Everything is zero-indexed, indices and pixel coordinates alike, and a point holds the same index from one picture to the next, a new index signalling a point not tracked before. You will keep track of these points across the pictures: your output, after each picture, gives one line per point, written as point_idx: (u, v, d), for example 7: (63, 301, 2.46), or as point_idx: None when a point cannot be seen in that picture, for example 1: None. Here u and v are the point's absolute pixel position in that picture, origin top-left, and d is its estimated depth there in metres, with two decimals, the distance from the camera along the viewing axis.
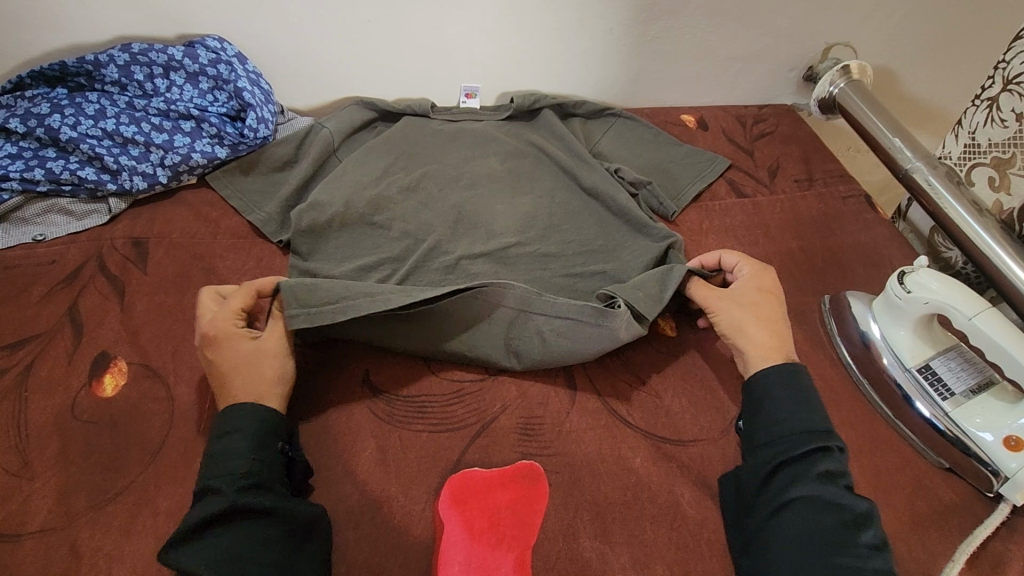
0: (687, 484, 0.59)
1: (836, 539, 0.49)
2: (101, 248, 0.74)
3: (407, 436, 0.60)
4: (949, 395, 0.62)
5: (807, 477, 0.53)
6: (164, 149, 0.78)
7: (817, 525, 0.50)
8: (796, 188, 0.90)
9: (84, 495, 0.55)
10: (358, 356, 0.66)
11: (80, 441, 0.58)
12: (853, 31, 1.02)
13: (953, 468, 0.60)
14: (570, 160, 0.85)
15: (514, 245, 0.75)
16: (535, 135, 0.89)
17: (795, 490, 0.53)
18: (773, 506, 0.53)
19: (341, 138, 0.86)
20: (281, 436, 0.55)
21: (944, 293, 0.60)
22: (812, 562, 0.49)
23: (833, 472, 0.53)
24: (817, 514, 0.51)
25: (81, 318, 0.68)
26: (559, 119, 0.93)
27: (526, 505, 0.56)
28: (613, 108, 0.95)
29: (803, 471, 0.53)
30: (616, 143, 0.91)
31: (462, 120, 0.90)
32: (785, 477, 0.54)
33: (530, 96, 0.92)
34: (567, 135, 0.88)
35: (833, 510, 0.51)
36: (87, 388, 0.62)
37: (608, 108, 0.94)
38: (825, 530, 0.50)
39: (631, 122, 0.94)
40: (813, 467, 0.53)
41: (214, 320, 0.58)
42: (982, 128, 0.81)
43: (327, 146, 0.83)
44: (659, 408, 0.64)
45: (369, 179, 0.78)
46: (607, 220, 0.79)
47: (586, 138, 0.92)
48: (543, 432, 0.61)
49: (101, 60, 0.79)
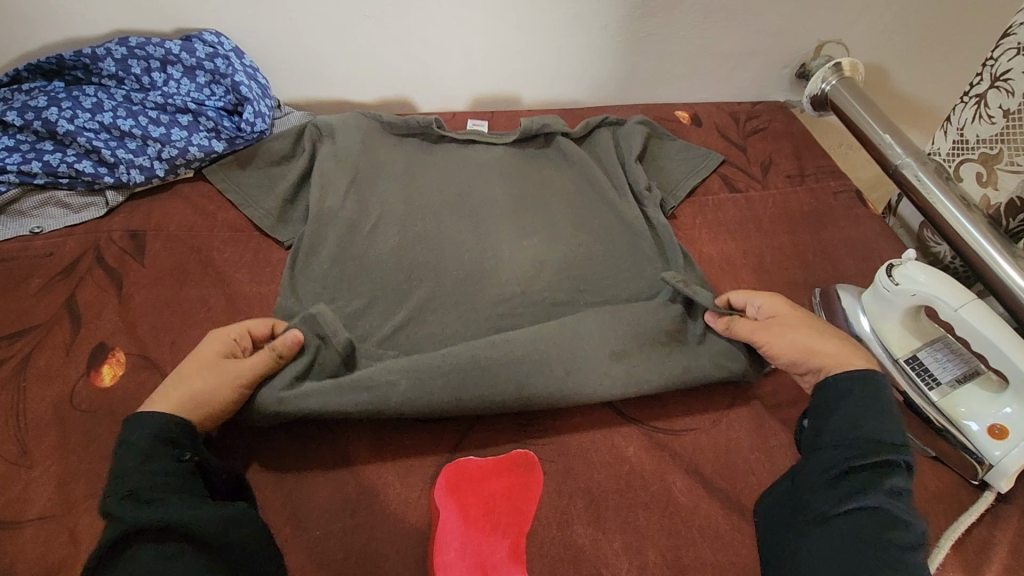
0: (679, 472, 0.60)
1: (882, 552, 0.47)
2: (99, 241, 0.75)
3: (401, 425, 0.61)
4: (935, 386, 0.63)
5: (873, 489, 0.50)
6: (161, 143, 0.79)
7: (862, 536, 0.48)
8: (788, 184, 0.91)
9: (83, 483, 0.56)
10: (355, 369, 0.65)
11: (79, 431, 0.59)
12: (846, 29, 1.03)
13: (939, 457, 0.61)
14: (583, 189, 0.84)
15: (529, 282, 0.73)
16: (542, 154, 0.88)
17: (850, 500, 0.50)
18: (825, 513, 0.51)
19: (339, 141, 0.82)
20: (183, 445, 0.51)
21: (931, 285, 0.61)
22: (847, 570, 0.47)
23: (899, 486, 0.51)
24: (869, 527, 0.48)
25: (79, 309, 0.68)
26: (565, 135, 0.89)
27: (522, 494, 0.57)
28: (609, 117, 0.92)
29: (869, 482, 0.51)
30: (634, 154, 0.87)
31: (471, 137, 0.88)
32: (849, 483, 0.51)
33: (540, 119, 0.88)
34: (581, 155, 0.87)
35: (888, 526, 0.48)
36: (85, 378, 0.62)
37: (601, 120, 0.91)
38: (871, 545, 0.48)
39: (629, 127, 0.90)
40: (882, 480, 0.51)
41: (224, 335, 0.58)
42: (970, 125, 0.82)
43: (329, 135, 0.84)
44: (652, 399, 0.65)
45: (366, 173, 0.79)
46: (612, 237, 0.79)
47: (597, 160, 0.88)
48: (538, 421, 0.62)
49: (98, 54, 0.79)
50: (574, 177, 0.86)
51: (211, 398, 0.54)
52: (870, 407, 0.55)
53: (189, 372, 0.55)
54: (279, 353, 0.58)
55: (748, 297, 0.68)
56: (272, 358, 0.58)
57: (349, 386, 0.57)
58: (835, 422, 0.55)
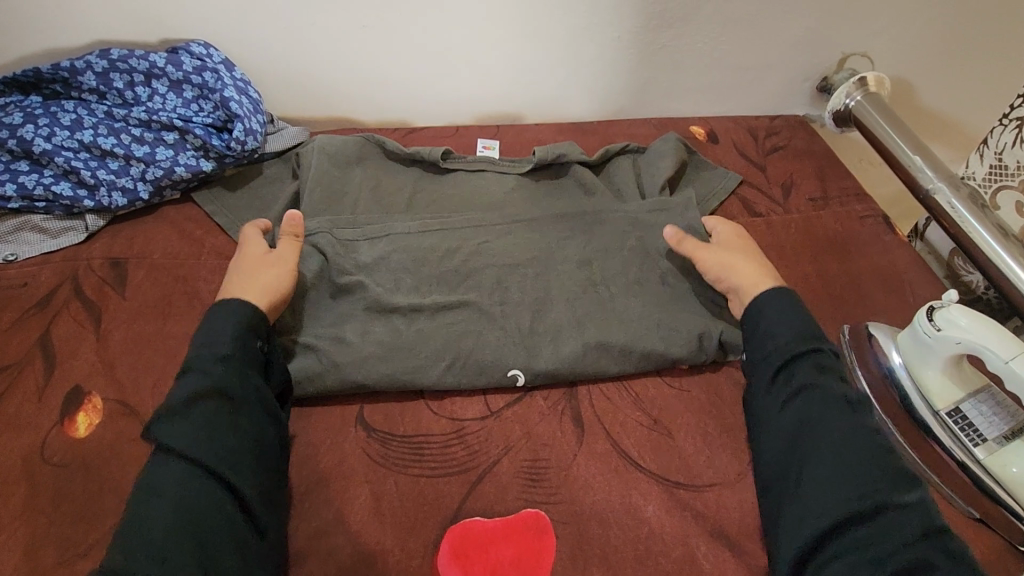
0: (702, 534, 0.55)
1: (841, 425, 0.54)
2: (77, 269, 0.70)
3: (401, 483, 0.56)
4: (980, 442, 0.58)
5: (804, 369, 0.58)
6: (145, 163, 0.74)
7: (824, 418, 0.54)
8: (810, 207, 0.86)
9: (51, 548, 0.51)
10: (349, 407, 0.61)
11: (49, 488, 0.54)
12: (871, 41, 0.97)
13: (982, 518, 0.57)
14: None
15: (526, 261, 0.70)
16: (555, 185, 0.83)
17: (798, 382, 0.57)
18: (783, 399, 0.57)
19: (327, 168, 0.77)
20: (261, 336, 0.58)
21: (976, 333, 0.56)
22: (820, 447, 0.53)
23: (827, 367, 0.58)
24: (819, 402, 0.55)
25: (53, 347, 0.63)
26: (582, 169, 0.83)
27: (532, 561, 0.52)
28: (630, 144, 0.86)
29: (804, 366, 0.58)
30: (661, 182, 0.80)
31: (478, 169, 0.82)
32: (788, 373, 0.58)
33: (554, 148, 0.82)
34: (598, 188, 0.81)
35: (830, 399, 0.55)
36: (58, 427, 0.57)
37: (625, 146, 0.86)
38: (828, 417, 0.54)
39: (659, 150, 0.84)
40: (812, 360, 0.58)
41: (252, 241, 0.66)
42: (1010, 149, 0.77)
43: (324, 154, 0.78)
44: (672, 451, 0.60)
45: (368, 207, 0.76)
46: None
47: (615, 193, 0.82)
48: (550, 476, 0.58)
49: (77, 67, 0.74)
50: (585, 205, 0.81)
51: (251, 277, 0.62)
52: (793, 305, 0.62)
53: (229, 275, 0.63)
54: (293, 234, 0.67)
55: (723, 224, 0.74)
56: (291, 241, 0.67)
57: (319, 347, 0.62)
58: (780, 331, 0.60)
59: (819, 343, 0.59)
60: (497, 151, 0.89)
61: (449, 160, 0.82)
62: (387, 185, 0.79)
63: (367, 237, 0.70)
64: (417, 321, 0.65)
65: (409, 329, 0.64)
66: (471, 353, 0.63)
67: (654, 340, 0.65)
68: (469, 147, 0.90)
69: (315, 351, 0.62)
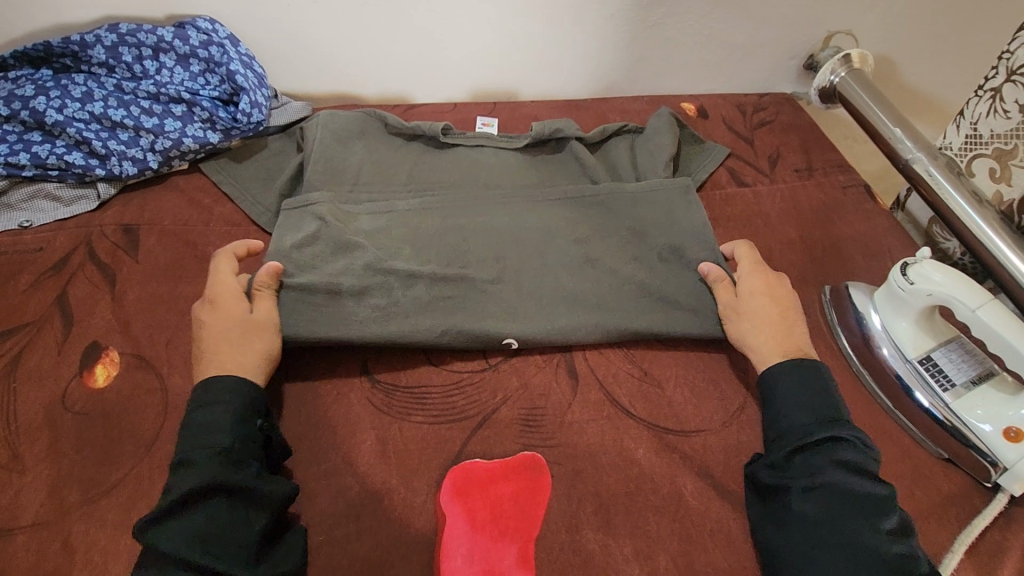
0: (690, 475, 0.59)
1: (858, 524, 0.50)
2: (91, 235, 0.72)
3: (406, 429, 0.60)
4: (949, 387, 0.61)
5: (823, 463, 0.53)
6: (154, 134, 0.76)
7: (841, 517, 0.50)
8: (796, 178, 0.89)
9: (77, 488, 0.54)
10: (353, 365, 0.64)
11: (72, 434, 0.57)
12: (856, 20, 1.00)
13: (951, 458, 0.60)
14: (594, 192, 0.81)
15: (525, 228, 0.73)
16: (551, 159, 0.85)
17: (812, 475, 0.53)
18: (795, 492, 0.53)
19: (330, 142, 0.80)
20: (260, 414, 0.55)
21: (948, 285, 0.60)
22: (836, 550, 0.49)
23: (850, 459, 0.53)
24: (835, 499, 0.51)
25: (71, 307, 0.66)
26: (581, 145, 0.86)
27: (529, 497, 0.56)
28: (628, 125, 0.88)
29: (820, 458, 0.54)
30: (655, 159, 0.82)
31: (478, 144, 0.84)
32: (802, 464, 0.54)
33: (551, 123, 0.84)
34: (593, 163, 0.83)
35: (850, 497, 0.51)
36: (79, 379, 0.61)
37: (624, 125, 0.88)
38: (845, 516, 0.50)
39: (655, 128, 0.86)
40: (832, 454, 0.54)
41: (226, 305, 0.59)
42: (984, 119, 0.80)
43: (327, 129, 0.81)
44: (662, 401, 0.64)
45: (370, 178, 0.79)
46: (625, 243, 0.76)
47: (610, 167, 0.85)
48: (546, 422, 0.61)
49: (87, 41, 0.77)
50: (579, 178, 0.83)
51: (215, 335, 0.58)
52: (811, 386, 0.58)
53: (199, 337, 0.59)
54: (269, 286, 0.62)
55: (748, 266, 0.69)
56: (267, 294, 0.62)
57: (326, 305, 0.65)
58: (794, 402, 0.58)
59: (842, 431, 0.55)
60: (495, 128, 0.92)
61: (450, 135, 0.84)
62: (386, 156, 0.81)
63: (368, 211, 0.73)
64: (416, 288, 0.66)
65: (406, 296, 0.66)
66: (471, 315, 0.66)
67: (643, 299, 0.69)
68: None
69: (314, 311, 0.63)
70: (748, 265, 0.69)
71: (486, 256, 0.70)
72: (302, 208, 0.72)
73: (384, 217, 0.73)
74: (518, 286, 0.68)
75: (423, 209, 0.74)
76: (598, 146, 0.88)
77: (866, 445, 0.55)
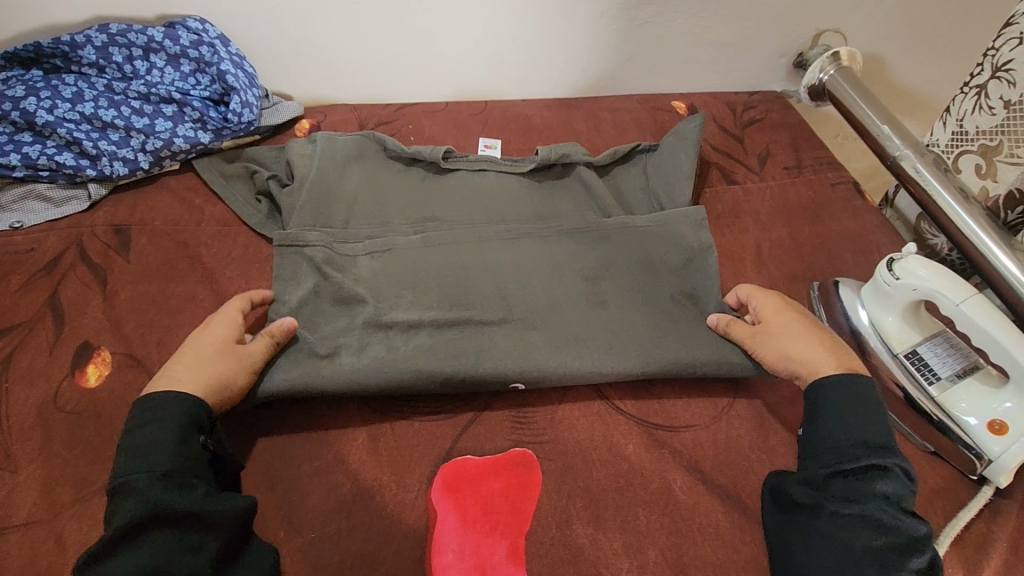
0: (679, 470, 0.59)
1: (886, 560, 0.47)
2: (82, 236, 0.72)
3: (397, 426, 0.60)
4: (934, 380, 0.62)
5: (861, 494, 0.50)
6: (145, 134, 0.77)
7: (868, 549, 0.48)
8: (785, 176, 0.90)
9: (68, 487, 0.54)
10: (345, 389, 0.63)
11: (64, 433, 0.57)
12: (845, 18, 1.01)
13: (938, 451, 0.61)
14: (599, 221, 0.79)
15: (516, 229, 0.74)
16: (559, 183, 0.83)
17: (847, 505, 0.50)
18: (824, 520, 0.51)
19: (325, 175, 0.77)
20: (205, 430, 0.52)
21: (933, 280, 0.60)
22: None
23: (889, 492, 0.50)
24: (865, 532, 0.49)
25: (62, 307, 0.66)
26: (591, 171, 0.83)
27: (519, 493, 0.56)
28: (640, 145, 0.85)
29: (859, 488, 0.51)
30: (660, 182, 0.81)
31: (480, 169, 0.82)
32: (838, 490, 0.51)
33: (557, 148, 0.82)
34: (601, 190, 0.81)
35: (883, 532, 0.49)
36: (70, 379, 0.61)
37: (636, 147, 0.85)
38: (874, 551, 0.48)
39: (670, 146, 0.82)
40: (871, 485, 0.51)
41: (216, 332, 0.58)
42: (970, 116, 0.81)
43: (325, 157, 0.79)
44: (652, 397, 0.64)
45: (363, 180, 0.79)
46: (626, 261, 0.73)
47: (617, 194, 0.83)
48: (537, 419, 0.62)
49: (77, 41, 0.77)
50: (584, 206, 0.80)
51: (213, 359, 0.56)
52: (855, 410, 0.54)
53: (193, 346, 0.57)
54: (276, 339, 0.60)
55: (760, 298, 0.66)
56: (270, 344, 0.60)
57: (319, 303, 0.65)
58: (835, 425, 0.54)
59: (886, 458, 0.52)
60: (498, 151, 0.90)
61: (450, 160, 0.83)
62: (386, 183, 0.80)
63: (367, 252, 0.71)
64: (416, 338, 0.64)
65: (407, 346, 0.63)
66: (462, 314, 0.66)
67: (633, 298, 0.69)
68: (470, 143, 0.91)
69: (303, 363, 0.61)
70: (762, 298, 0.66)
71: (478, 255, 0.71)
72: (297, 244, 0.69)
73: (383, 256, 0.70)
74: (510, 284, 0.69)
75: (424, 245, 0.72)
76: (609, 168, 0.85)
77: (908, 475, 0.52)
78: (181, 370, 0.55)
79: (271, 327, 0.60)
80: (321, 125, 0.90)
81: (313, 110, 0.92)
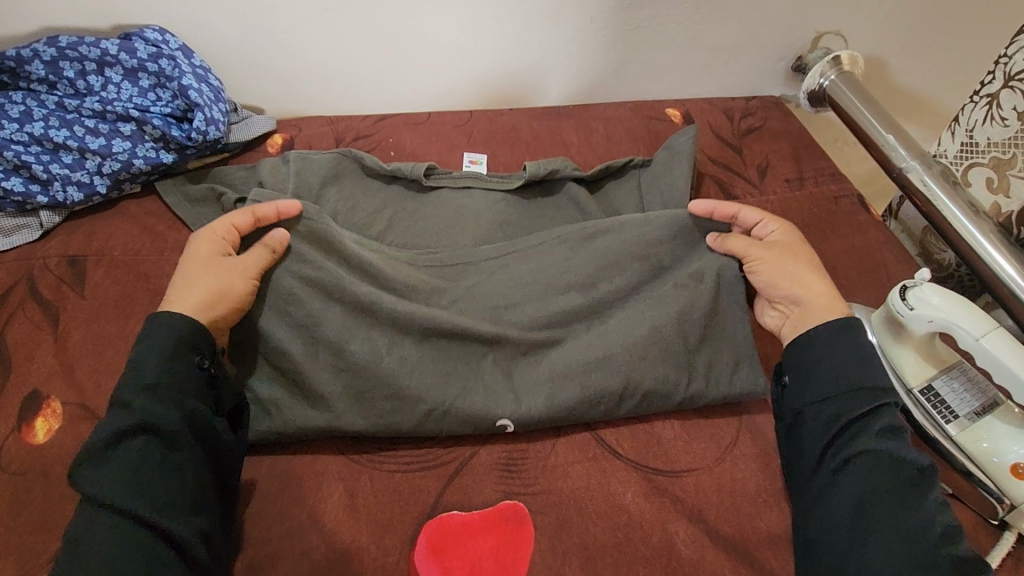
0: (682, 521, 0.55)
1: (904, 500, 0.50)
2: (32, 269, 0.67)
3: (376, 479, 0.56)
4: (952, 419, 0.58)
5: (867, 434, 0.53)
6: (102, 156, 0.71)
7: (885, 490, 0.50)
8: (786, 189, 0.86)
9: (11, 559, 0.49)
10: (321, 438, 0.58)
11: (7, 498, 0.52)
12: (844, 20, 0.97)
13: (956, 494, 0.57)
14: None
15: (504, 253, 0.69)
16: (548, 200, 0.78)
17: (856, 446, 0.53)
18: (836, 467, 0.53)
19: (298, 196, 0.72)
20: (202, 352, 0.54)
21: (947, 310, 0.57)
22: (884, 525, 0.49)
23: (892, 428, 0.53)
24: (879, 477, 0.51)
25: (10, 350, 0.61)
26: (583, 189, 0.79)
27: (510, 552, 0.52)
28: (634, 159, 0.80)
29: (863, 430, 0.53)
30: (655, 199, 0.77)
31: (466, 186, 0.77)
32: (845, 437, 0.53)
33: (546, 163, 0.77)
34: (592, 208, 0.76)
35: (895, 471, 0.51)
36: (15, 434, 0.55)
37: (631, 160, 0.80)
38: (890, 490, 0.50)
39: (665, 160, 0.78)
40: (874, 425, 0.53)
41: (201, 246, 0.58)
42: (980, 126, 0.77)
43: (300, 177, 0.73)
44: (650, 436, 0.60)
45: (340, 202, 0.74)
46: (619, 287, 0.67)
47: (610, 211, 0.78)
48: (528, 468, 0.57)
49: (23, 55, 0.70)
50: None
51: (229, 292, 0.56)
52: (847, 352, 0.56)
53: (196, 276, 0.56)
54: (275, 250, 0.59)
55: (764, 214, 0.67)
56: (269, 255, 0.59)
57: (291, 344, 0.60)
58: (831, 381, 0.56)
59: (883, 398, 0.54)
60: (484, 166, 0.85)
61: (433, 176, 0.77)
62: (364, 203, 0.75)
63: None
64: None
65: None
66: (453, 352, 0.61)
67: None
68: (454, 158, 0.86)
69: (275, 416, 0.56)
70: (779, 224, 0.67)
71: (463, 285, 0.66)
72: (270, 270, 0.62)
73: None
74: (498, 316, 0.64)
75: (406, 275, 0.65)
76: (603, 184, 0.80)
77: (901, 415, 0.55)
78: (193, 308, 0.54)
79: (266, 241, 0.59)
80: (295, 139, 0.85)
81: (286, 123, 0.87)
